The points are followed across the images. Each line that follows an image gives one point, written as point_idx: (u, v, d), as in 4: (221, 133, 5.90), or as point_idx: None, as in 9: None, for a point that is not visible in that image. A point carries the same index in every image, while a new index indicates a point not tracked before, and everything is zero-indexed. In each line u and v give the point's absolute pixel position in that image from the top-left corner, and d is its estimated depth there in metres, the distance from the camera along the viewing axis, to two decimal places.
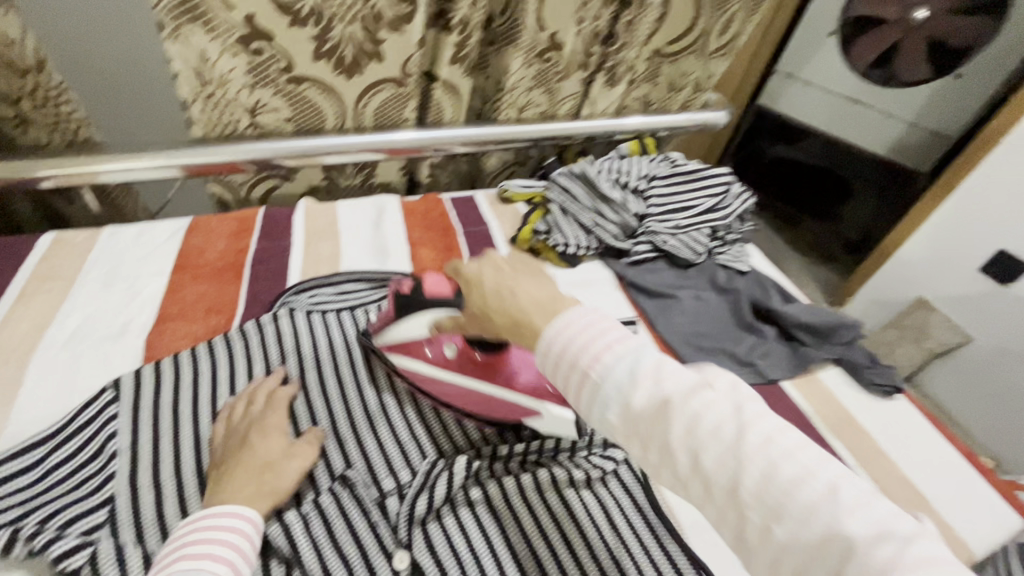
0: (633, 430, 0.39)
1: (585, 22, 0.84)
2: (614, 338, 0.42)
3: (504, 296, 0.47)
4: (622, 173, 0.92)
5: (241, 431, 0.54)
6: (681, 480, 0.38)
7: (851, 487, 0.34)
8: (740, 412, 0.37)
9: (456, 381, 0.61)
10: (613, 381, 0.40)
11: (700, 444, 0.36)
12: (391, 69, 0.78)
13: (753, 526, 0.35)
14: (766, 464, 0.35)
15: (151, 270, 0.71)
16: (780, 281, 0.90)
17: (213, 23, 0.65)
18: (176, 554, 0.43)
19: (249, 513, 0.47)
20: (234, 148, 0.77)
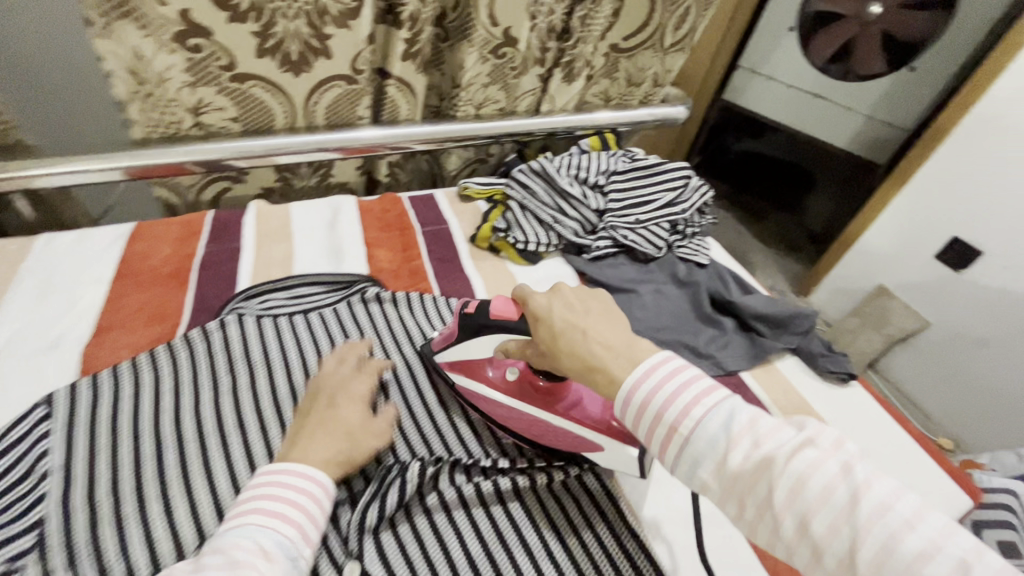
0: (731, 487, 0.40)
1: (538, 18, 0.84)
2: (705, 391, 0.43)
3: (574, 334, 0.49)
4: (582, 169, 0.91)
5: (326, 391, 0.56)
6: (788, 543, 0.38)
7: (982, 561, 0.32)
8: (850, 474, 0.37)
9: (510, 405, 0.60)
10: (707, 436, 0.41)
11: (808, 508, 0.37)
12: (341, 66, 0.76)
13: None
14: (884, 533, 0.34)
15: (90, 279, 0.68)
16: (738, 272, 0.91)
17: (146, 19, 0.62)
18: (250, 505, 0.44)
19: (320, 475, 0.48)
20: (178, 149, 0.73)
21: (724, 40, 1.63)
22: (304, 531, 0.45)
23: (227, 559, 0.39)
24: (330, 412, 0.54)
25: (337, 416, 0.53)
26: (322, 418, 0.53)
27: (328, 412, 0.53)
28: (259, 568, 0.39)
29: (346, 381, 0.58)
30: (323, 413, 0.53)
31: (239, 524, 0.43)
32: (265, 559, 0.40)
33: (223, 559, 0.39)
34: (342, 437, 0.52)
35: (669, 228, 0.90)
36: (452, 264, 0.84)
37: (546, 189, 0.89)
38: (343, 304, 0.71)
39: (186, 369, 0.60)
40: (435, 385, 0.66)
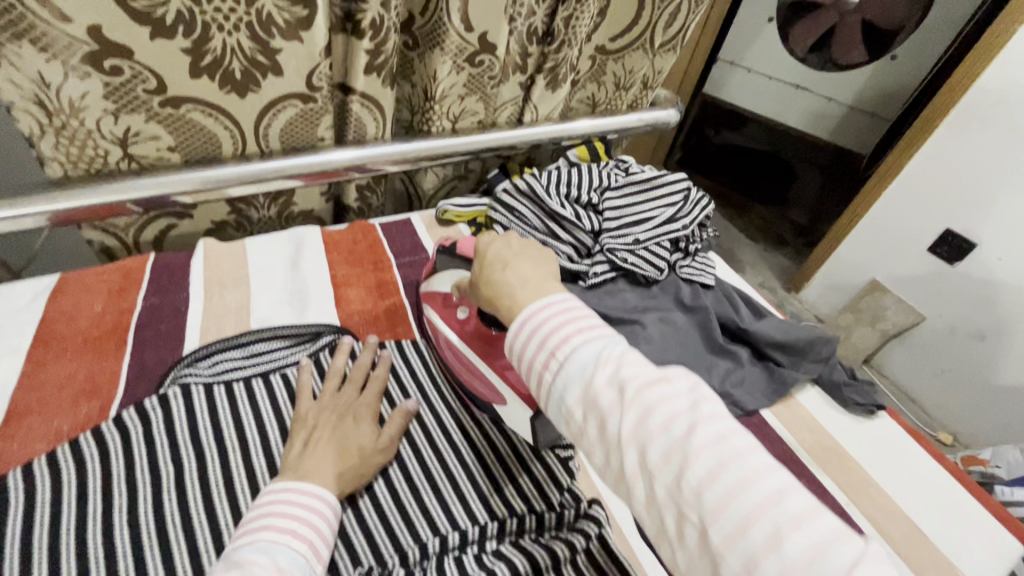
0: (586, 415, 0.40)
1: (517, 20, 0.75)
2: (587, 325, 0.43)
3: (496, 269, 0.51)
4: (573, 186, 0.83)
5: (334, 409, 0.55)
6: (629, 474, 0.38)
7: (795, 498, 0.34)
8: (696, 409, 0.37)
9: (454, 341, 0.62)
10: (575, 365, 0.41)
11: (650, 437, 0.37)
12: (294, 83, 0.66)
13: (692, 527, 0.35)
14: (714, 463, 0.35)
15: (2, 349, 0.57)
16: (747, 292, 0.84)
17: (48, 39, 0.51)
18: (262, 523, 0.43)
19: (330, 497, 0.47)
20: (107, 187, 0.63)
21: (709, 38, 1.54)
22: (315, 548, 0.44)
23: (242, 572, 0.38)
24: (337, 431, 0.53)
25: (345, 435, 0.52)
26: (330, 438, 0.52)
27: (337, 431, 0.53)
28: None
29: (350, 399, 0.57)
30: (330, 434, 0.52)
31: (250, 541, 0.42)
32: (278, 573, 0.39)
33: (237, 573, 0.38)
34: (350, 457, 0.51)
35: (670, 246, 0.83)
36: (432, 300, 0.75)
37: (534, 210, 0.81)
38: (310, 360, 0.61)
39: (119, 461, 0.50)
40: (420, 452, 0.56)
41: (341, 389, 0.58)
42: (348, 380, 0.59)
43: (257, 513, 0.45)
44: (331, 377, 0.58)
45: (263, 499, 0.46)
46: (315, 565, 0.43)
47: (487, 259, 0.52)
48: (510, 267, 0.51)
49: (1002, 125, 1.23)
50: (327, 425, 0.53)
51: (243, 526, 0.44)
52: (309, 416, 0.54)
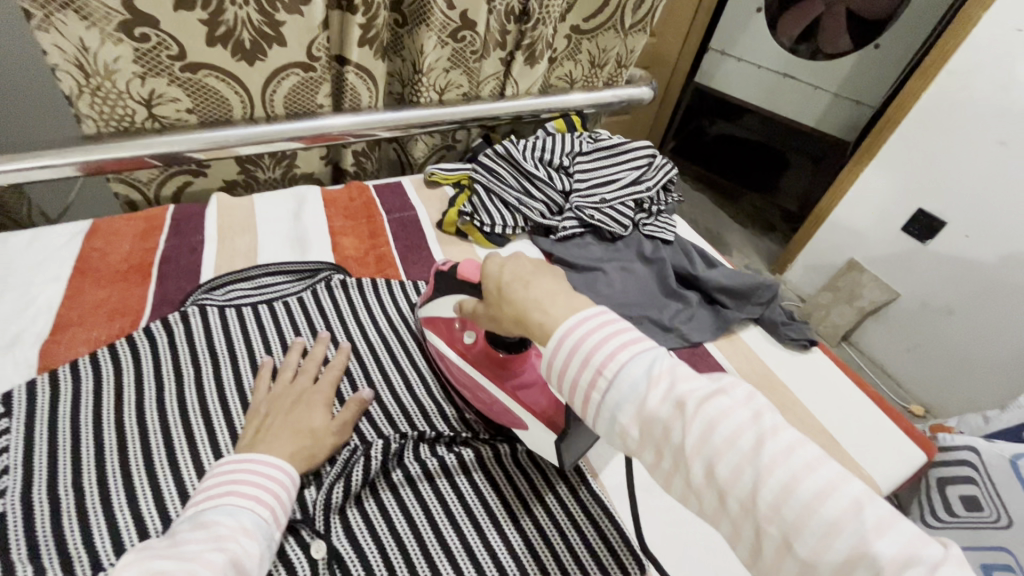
0: (648, 434, 0.41)
1: (495, 1, 0.84)
2: (632, 338, 0.43)
3: (518, 290, 0.48)
4: (547, 151, 0.92)
5: (289, 398, 0.57)
6: (697, 491, 0.38)
7: (875, 505, 0.34)
8: (759, 421, 0.38)
9: (464, 366, 0.62)
10: (627, 384, 0.41)
11: (717, 453, 0.37)
12: (296, 53, 0.75)
13: (771, 540, 0.35)
14: (787, 476, 0.35)
15: (47, 276, 0.67)
16: (704, 248, 0.93)
17: (88, 9, 0.61)
18: (226, 487, 0.46)
19: (287, 465, 0.50)
20: (135, 142, 0.72)
21: (695, 26, 1.62)
22: (277, 512, 0.47)
23: (208, 536, 0.41)
24: (288, 418, 0.54)
25: (297, 419, 0.54)
26: (281, 423, 0.54)
27: (288, 416, 0.55)
28: (241, 545, 0.42)
29: (305, 386, 0.59)
30: (282, 422, 0.54)
31: (215, 504, 0.45)
32: (246, 536, 0.43)
33: (206, 535, 0.41)
34: (302, 437, 0.53)
35: (634, 206, 0.91)
36: (418, 250, 0.84)
37: (510, 171, 0.90)
38: (308, 293, 0.71)
39: (148, 363, 0.60)
40: (401, 367, 0.66)
41: (296, 378, 0.60)
42: (302, 370, 0.61)
43: (214, 480, 0.47)
44: (286, 369, 0.60)
45: (220, 465, 0.48)
46: (279, 527, 0.47)
47: (504, 283, 0.49)
48: (529, 286, 0.48)
49: (963, 107, 1.30)
50: (277, 414, 0.55)
51: (203, 491, 0.46)
52: (262, 407, 0.56)
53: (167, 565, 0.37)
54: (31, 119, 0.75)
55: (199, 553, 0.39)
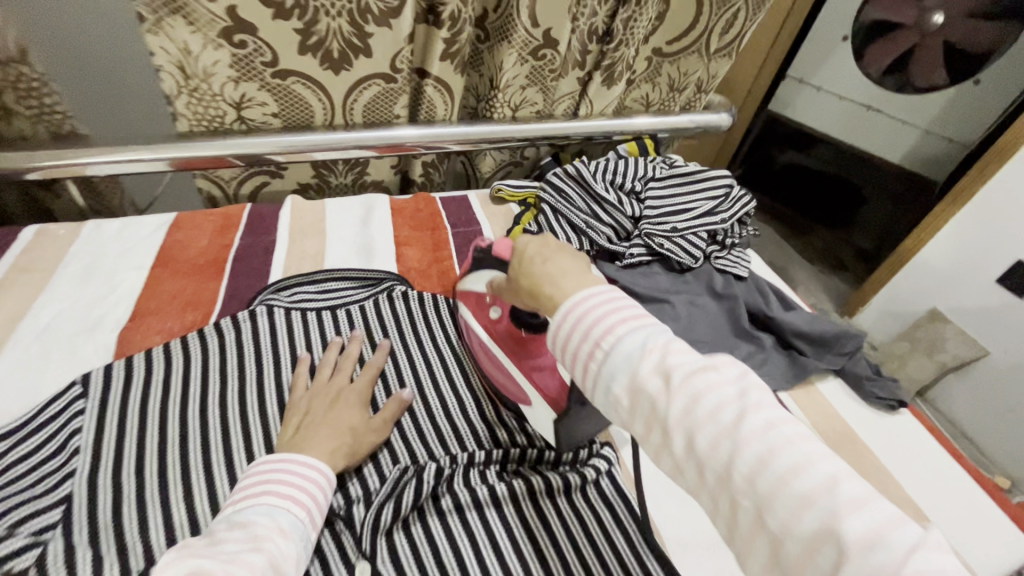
0: (633, 406, 0.38)
1: (580, 19, 0.82)
2: (633, 313, 0.40)
3: (537, 262, 0.47)
4: (618, 174, 0.89)
5: (327, 394, 0.57)
6: (677, 465, 0.36)
7: (852, 484, 0.31)
8: (744, 396, 0.35)
9: (485, 341, 0.63)
10: (621, 355, 0.38)
11: (697, 424, 0.35)
12: (381, 64, 0.76)
13: (746, 514, 0.33)
14: (764, 448, 0.33)
15: (131, 264, 0.70)
16: (779, 287, 0.87)
17: (195, 14, 0.64)
18: (261, 486, 0.45)
19: (325, 467, 0.49)
20: (221, 142, 0.75)
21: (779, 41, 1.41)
22: (312, 516, 0.45)
23: (246, 534, 0.40)
24: (329, 415, 0.54)
25: (337, 417, 0.54)
26: (322, 419, 0.54)
27: (328, 414, 0.55)
28: (278, 544, 0.40)
29: (342, 383, 0.59)
30: (322, 416, 0.54)
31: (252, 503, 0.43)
32: (281, 536, 0.41)
33: (243, 534, 0.40)
34: (343, 433, 0.53)
35: (707, 238, 0.87)
36: None
37: (580, 193, 0.87)
38: (372, 302, 0.71)
39: (216, 356, 0.61)
40: (456, 386, 0.64)
41: (333, 377, 0.60)
42: (338, 369, 0.61)
43: (249, 478, 0.46)
44: (325, 365, 0.60)
45: (255, 466, 0.47)
46: (313, 531, 0.45)
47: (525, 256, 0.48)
48: (550, 260, 0.47)
49: None
50: (316, 410, 0.55)
51: (240, 488, 0.45)
52: (301, 403, 0.56)
53: (211, 562, 0.36)
54: (126, 117, 0.75)
55: (236, 552, 0.38)
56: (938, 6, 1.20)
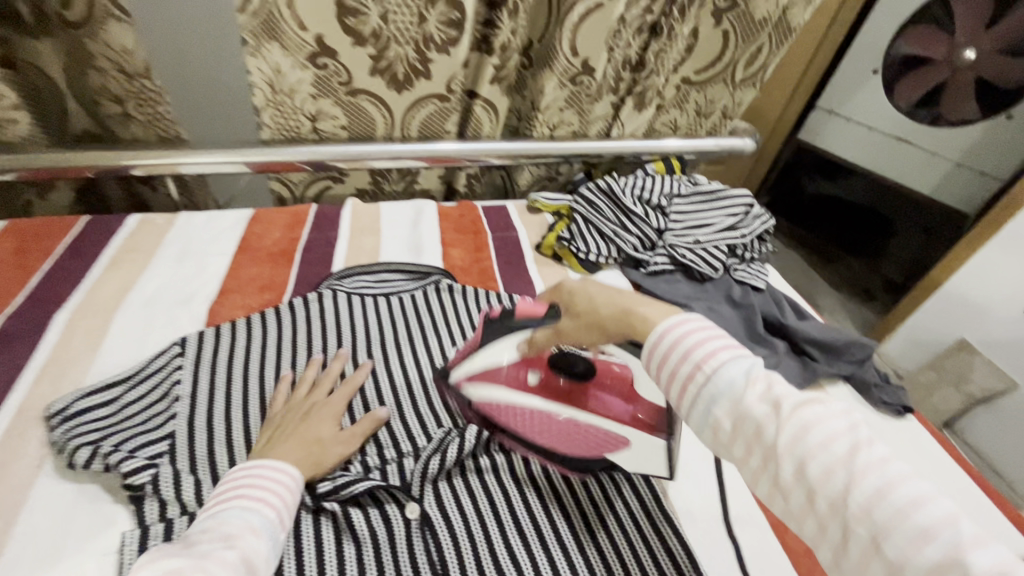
0: (739, 429, 0.42)
1: (616, 50, 0.91)
2: (730, 342, 0.45)
3: (597, 301, 0.50)
4: (646, 190, 0.97)
5: (302, 408, 0.60)
6: (784, 488, 0.39)
7: (965, 521, 0.35)
8: (854, 431, 0.39)
9: (542, 409, 0.60)
10: (727, 381, 0.42)
11: (809, 452, 0.38)
12: (437, 86, 0.87)
13: (858, 541, 0.36)
14: (880, 481, 0.36)
15: (218, 250, 0.81)
16: (795, 299, 0.92)
17: (287, 39, 0.75)
18: (235, 492, 0.48)
19: (296, 474, 0.52)
20: (296, 149, 0.86)
21: (810, 69, 1.47)
22: (283, 517, 0.48)
23: (217, 535, 0.43)
24: (300, 428, 0.58)
25: (307, 429, 0.58)
26: (293, 431, 0.57)
27: (299, 426, 0.58)
28: (248, 541, 0.44)
29: (320, 398, 0.62)
30: (293, 429, 0.57)
31: (225, 508, 0.47)
32: (251, 534, 0.44)
33: (213, 535, 0.43)
34: (310, 446, 0.56)
35: (727, 250, 0.93)
36: (517, 266, 0.90)
37: (610, 205, 0.95)
38: (421, 292, 0.79)
39: (288, 329, 0.71)
40: None
41: (312, 392, 0.63)
42: (317, 385, 0.64)
43: (226, 485, 0.50)
44: (303, 383, 0.64)
45: (233, 473, 0.51)
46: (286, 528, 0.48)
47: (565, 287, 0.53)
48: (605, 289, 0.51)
49: None
50: (290, 423, 0.58)
51: (218, 494, 0.49)
52: (275, 417, 0.59)
53: (184, 563, 0.39)
54: (223, 124, 0.86)
55: (208, 550, 0.41)
56: (969, 43, 1.26)
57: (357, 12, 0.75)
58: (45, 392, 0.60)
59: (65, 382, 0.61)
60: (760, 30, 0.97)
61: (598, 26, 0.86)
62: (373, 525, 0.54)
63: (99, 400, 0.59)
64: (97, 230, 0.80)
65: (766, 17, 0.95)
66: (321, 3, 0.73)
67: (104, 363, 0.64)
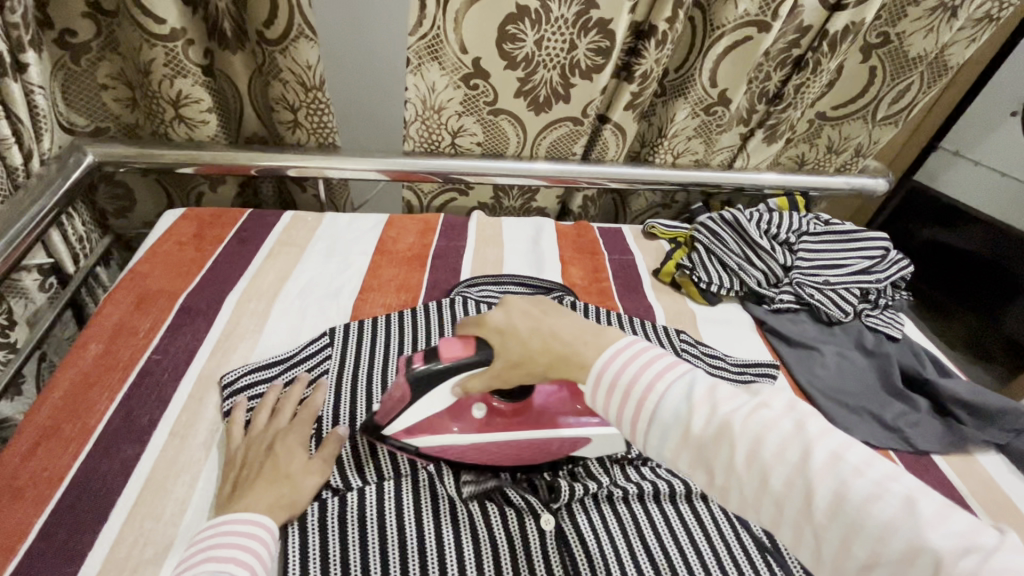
0: (697, 455, 0.41)
1: (755, 82, 0.92)
2: (665, 364, 0.44)
3: (545, 338, 0.48)
4: (773, 225, 0.94)
5: (266, 441, 0.57)
6: (752, 505, 0.39)
7: (925, 499, 0.35)
8: (802, 430, 0.39)
9: (489, 442, 0.56)
10: (673, 408, 0.42)
11: (767, 465, 0.38)
12: (573, 110, 0.89)
13: (831, 544, 0.36)
14: (837, 481, 0.36)
15: (361, 250, 0.87)
16: (936, 354, 0.86)
17: (446, 59, 0.81)
18: (204, 555, 0.46)
19: (268, 522, 0.50)
20: (433, 161, 0.91)
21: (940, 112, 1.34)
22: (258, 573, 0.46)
23: None
24: (262, 468, 0.54)
25: (275, 465, 0.54)
26: (256, 474, 0.54)
27: (262, 467, 0.54)
28: None
29: (279, 428, 0.58)
30: (256, 467, 0.54)
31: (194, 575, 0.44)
32: None
33: None
34: (282, 484, 0.53)
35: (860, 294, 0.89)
36: (634, 290, 0.90)
37: (735, 238, 0.92)
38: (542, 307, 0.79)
39: (418, 329, 0.73)
40: None
41: (271, 422, 0.59)
42: (277, 411, 0.60)
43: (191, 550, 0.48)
44: (263, 410, 0.60)
45: (199, 533, 0.49)
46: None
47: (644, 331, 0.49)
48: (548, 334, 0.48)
49: None
50: (255, 461, 0.55)
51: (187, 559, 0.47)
52: (238, 455, 0.56)
53: None
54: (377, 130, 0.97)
55: None
56: None
57: (516, 38, 0.80)
58: (217, 366, 0.67)
59: (234, 358, 0.68)
60: (911, 67, 0.92)
61: (742, 58, 0.86)
62: (509, 529, 0.55)
63: (259, 376, 0.65)
64: (259, 223, 0.88)
65: (920, 54, 0.90)
66: (484, 28, 0.78)
67: (265, 343, 0.70)
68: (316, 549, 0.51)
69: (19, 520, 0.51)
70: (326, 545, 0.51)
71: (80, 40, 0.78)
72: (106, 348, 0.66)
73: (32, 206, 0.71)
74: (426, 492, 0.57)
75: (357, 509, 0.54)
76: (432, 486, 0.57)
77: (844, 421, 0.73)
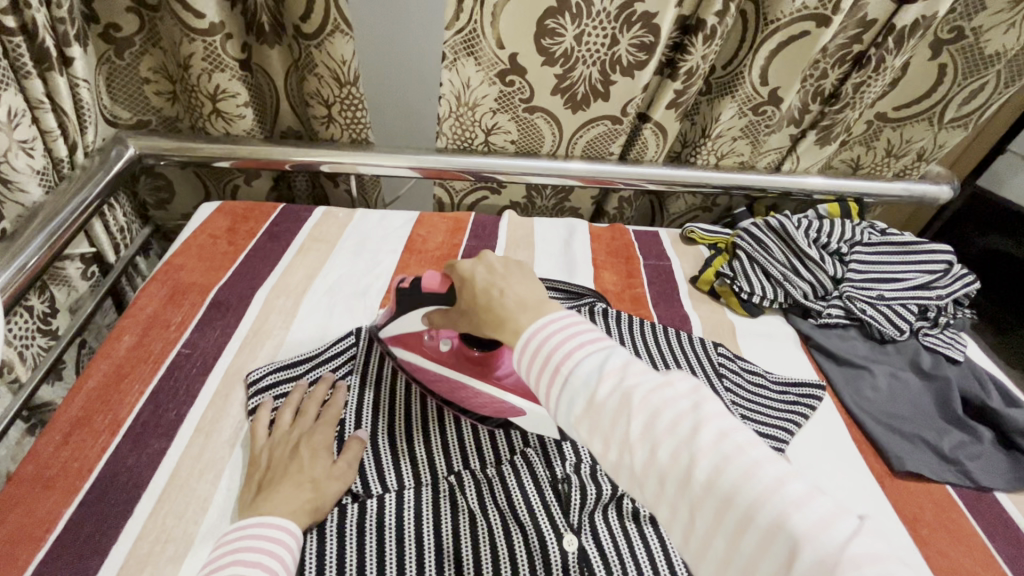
0: (594, 425, 0.37)
1: (809, 81, 0.87)
2: (592, 338, 0.40)
3: (492, 294, 0.46)
4: (823, 233, 0.88)
5: (291, 441, 0.57)
6: (637, 480, 0.35)
7: (800, 481, 0.32)
8: (697, 409, 0.35)
9: (443, 374, 0.62)
10: (581, 377, 0.38)
11: (656, 438, 0.34)
12: (613, 107, 0.86)
13: (703, 523, 0.33)
14: (718, 459, 0.33)
15: (390, 248, 0.86)
16: (1003, 380, 0.79)
17: (482, 55, 0.78)
18: (229, 557, 0.46)
19: (292, 526, 0.49)
20: (465, 159, 0.89)
21: None
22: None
23: None
24: (287, 470, 0.54)
25: (299, 469, 0.54)
26: (280, 478, 0.53)
27: (287, 469, 0.54)
28: None
29: (303, 429, 0.58)
30: (280, 469, 0.54)
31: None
32: None
33: None
34: (304, 488, 0.52)
35: (918, 312, 0.82)
36: (671, 299, 0.86)
37: (780, 245, 0.87)
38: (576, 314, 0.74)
39: None
40: None
41: (296, 422, 0.59)
42: (301, 412, 0.60)
43: (217, 552, 0.47)
44: (289, 410, 0.60)
45: (225, 535, 0.49)
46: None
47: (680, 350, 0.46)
48: (499, 293, 0.46)
49: None
50: (279, 462, 0.55)
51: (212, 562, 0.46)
52: (262, 456, 0.56)
53: None
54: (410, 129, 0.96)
55: None
56: None
57: (556, 33, 0.77)
58: (244, 362, 0.67)
59: (261, 355, 0.68)
60: (988, 65, 0.85)
61: (797, 54, 0.81)
62: (530, 547, 0.52)
63: (284, 375, 0.65)
64: (290, 219, 0.88)
65: (1000, 51, 0.83)
66: (522, 24, 0.75)
67: (292, 340, 0.70)
68: (333, 556, 0.50)
69: (49, 511, 0.52)
70: (343, 554, 0.50)
71: (124, 34, 0.79)
72: (138, 341, 0.67)
73: (74, 198, 0.73)
74: (446, 502, 0.55)
75: (375, 518, 0.53)
76: (453, 497, 0.56)
77: (893, 447, 0.68)
